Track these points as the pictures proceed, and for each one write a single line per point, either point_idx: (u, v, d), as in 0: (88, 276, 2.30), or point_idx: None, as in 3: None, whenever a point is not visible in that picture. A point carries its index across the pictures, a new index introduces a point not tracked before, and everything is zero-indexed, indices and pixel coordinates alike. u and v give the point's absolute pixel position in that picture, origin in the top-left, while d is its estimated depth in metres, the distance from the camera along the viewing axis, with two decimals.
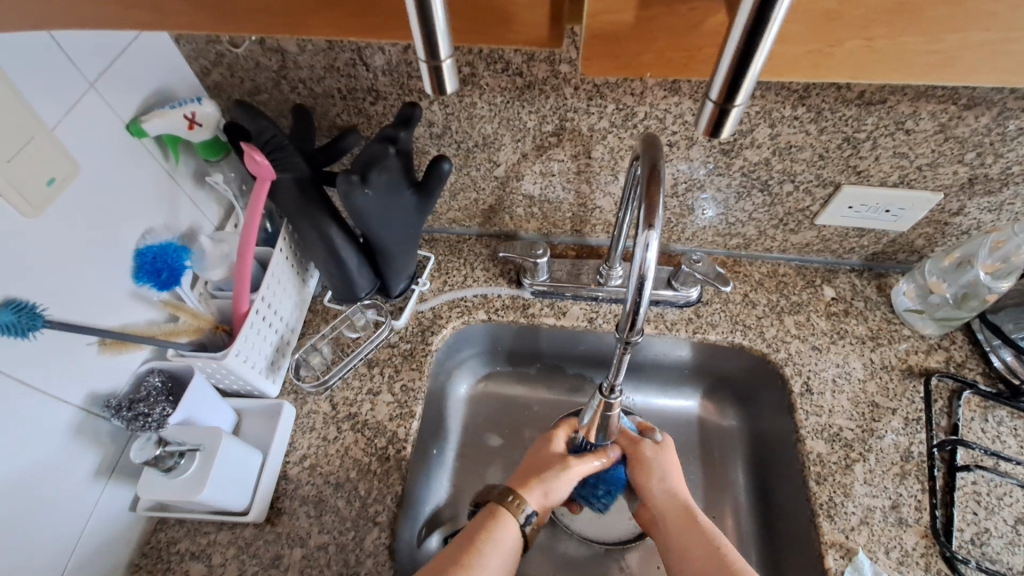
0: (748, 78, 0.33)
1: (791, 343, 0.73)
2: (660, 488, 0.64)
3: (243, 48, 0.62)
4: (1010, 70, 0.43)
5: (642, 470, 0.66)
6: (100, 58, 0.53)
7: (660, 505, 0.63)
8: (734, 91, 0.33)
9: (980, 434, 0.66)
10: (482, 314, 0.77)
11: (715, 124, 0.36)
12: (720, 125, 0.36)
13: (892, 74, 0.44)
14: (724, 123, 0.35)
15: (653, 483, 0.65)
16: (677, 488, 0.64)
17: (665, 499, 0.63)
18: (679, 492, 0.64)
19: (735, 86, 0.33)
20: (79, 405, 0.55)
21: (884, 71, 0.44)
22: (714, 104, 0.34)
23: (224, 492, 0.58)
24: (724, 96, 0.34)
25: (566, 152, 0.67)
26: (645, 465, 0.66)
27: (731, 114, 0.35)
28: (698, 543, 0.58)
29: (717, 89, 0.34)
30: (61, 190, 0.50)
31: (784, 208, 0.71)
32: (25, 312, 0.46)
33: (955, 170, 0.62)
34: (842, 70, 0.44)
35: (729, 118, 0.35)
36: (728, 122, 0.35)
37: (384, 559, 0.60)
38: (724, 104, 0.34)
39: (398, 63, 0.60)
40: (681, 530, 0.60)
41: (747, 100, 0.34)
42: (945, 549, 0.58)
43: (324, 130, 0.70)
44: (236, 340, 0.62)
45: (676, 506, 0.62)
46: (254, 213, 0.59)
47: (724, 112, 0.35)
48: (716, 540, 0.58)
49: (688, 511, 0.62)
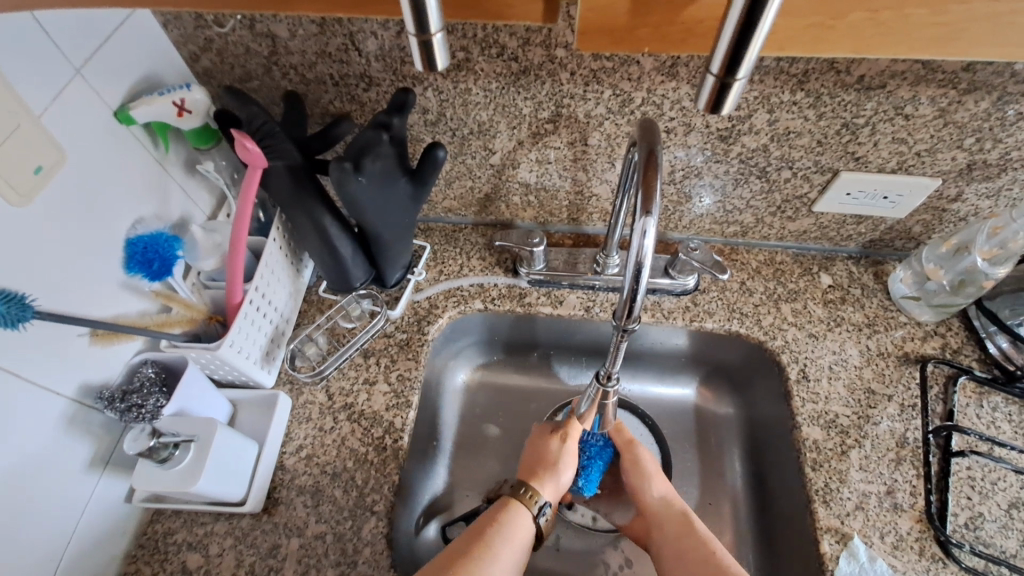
0: (750, 50, 0.32)
1: (788, 330, 0.73)
2: (656, 496, 0.64)
3: (232, 32, 0.60)
4: (1005, 45, 0.43)
5: (636, 478, 0.66)
6: (86, 44, 0.52)
7: (653, 508, 0.63)
8: (736, 63, 0.33)
9: (975, 420, 0.66)
10: (478, 303, 0.77)
11: (715, 99, 0.36)
12: (721, 100, 0.35)
13: (896, 48, 0.43)
14: (725, 99, 0.35)
15: (649, 486, 0.65)
16: (671, 495, 0.64)
17: (661, 505, 0.63)
18: (672, 497, 0.64)
19: (737, 57, 0.32)
20: (72, 397, 0.54)
21: (887, 46, 0.43)
22: (715, 78, 0.34)
23: (221, 483, 0.58)
24: (725, 70, 0.33)
25: (563, 138, 0.67)
26: (640, 471, 0.66)
27: (733, 88, 0.35)
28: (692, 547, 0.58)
29: (717, 63, 0.33)
30: (49, 178, 0.49)
31: (782, 195, 0.71)
32: (15, 302, 0.45)
33: (954, 155, 0.62)
34: (847, 44, 0.43)
35: (730, 91, 0.35)
36: (729, 96, 0.35)
37: (381, 548, 0.60)
38: (725, 78, 0.34)
39: (391, 48, 0.59)
40: (677, 534, 0.60)
41: (749, 73, 0.34)
42: (939, 534, 0.59)
43: (316, 118, 0.69)
44: (230, 330, 0.61)
45: (669, 509, 0.63)
46: (247, 202, 0.58)
47: (725, 86, 0.34)
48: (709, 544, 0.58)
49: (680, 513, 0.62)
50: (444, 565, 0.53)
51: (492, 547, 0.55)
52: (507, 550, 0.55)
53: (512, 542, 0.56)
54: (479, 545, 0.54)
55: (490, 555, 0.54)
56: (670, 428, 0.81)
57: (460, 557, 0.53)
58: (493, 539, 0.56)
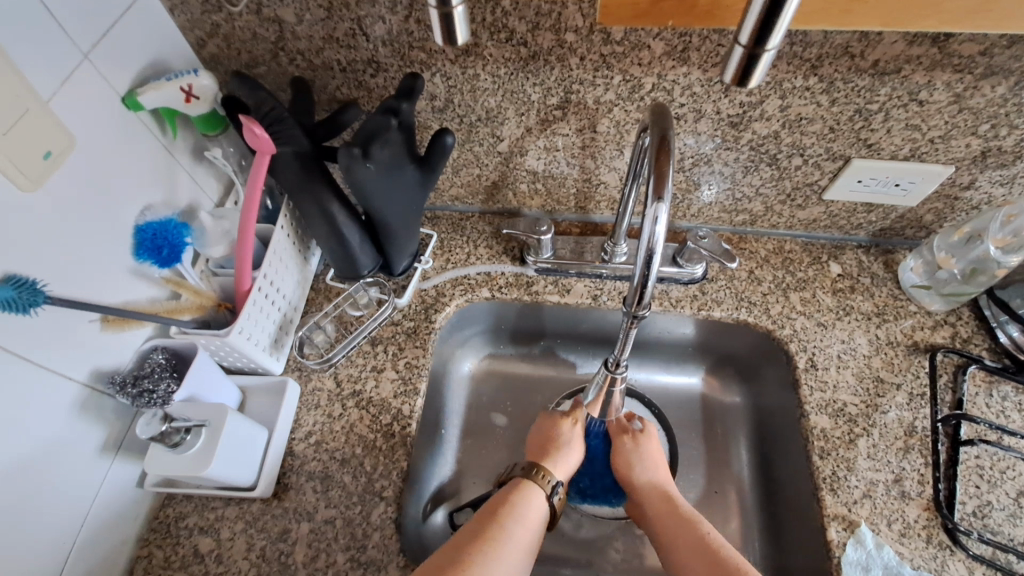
0: (779, 23, 0.33)
1: (797, 319, 0.73)
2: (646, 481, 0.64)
3: (239, 16, 0.60)
4: (1017, 16, 0.46)
5: (629, 463, 0.66)
6: (93, 28, 0.52)
7: (649, 503, 0.62)
8: (766, 34, 0.34)
9: (985, 409, 0.66)
10: (485, 292, 0.77)
11: (743, 71, 0.36)
12: (749, 71, 0.36)
13: (925, 20, 0.47)
14: (753, 71, 0.36)
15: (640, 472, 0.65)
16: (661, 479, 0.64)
17: (650, 488, 0.63)
18: (666, 486, 0.63)
19: (767, 28, 0.33)
20: (83, 381, 0.55)
21: (916, 17, 0.47)
22: (744, 49, 0.35)
23: (233, 467, 0.58)
24: (754, 41, 0.34)
25: (571, 125, 0.66)
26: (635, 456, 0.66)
27: (762, 58, 0.35)
28: (692, 543, 0.56)
29: (746, 33, 0.34)
30: (57, 165, 0.49)
31: (792, 182, 0.70)
32: (25, 288, 0.46)
33: (969, 142, 0.61)
34: (873, 17, 0.47)
35: (758, 62, 0.35)
36: (757, 68, 0.36)
37: (390, 533, 0.60)
38: (754, 49, 0.35)
39: (399, 33, 0.59)
40: (676, 529, 0.58)
41: (779, 43, 0.34)
42: (947, 522, 0.59)
43: (323, 104, 0.69)
44: (238, 318, 0.61)
45: (664, 499, 0.62)
46: (254, 191, 0.58)
47: (754, 56, 0.35)
48: (710, 537, 0.56)
49: (676, 502, 0.61)
50: (455, 550, 0.52)
51: (504, 527, 0.55)
52: (521, 532, 0.55)
53: (523, 524, 0.56)
54: (492, 525, 0.54)
55: (504, 536, 0.54)
56: (676, 416, 0.81)
57: (475, 537, 0.53)
58: (505, 520, 0.55)
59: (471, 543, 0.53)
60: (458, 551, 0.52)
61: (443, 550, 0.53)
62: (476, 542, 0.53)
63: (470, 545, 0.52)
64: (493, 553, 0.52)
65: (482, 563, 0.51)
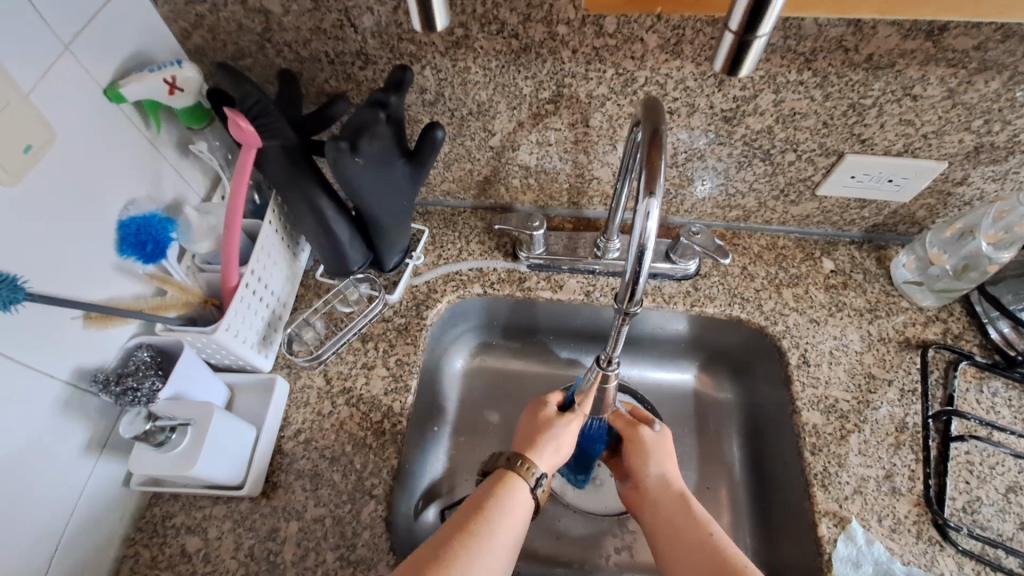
0: (771, 9, 0.32)
1: (789, 315, 0.73)
2: (655, 473, 0.62)
3: (224, 6, 0.59)
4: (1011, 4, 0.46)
5: (636, 454, 0.64)
6: (74, 18, 0.50)
7: (654, 497, 0.61)
8: (756, 21, 0.33)
9: (975, 406, 0.66)
10: (477, 288, 0.76)
11: (734, 55, 0.36)
12: (739, 58, 0.36)
13: (921, 9, 0.47)
14: (743, 57, 0.36)
15: (650, 465, 0.63)
16: (672, 475, 0.62)
17: (659, 483, 0.61)
18: (674, 480, 0.62)
19: (757, 13, 0.32)
20: (66, 380, 0.54)
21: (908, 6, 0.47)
22: (734, 34, 0.34)
23: (218, 467, 0.57)
24: (745, 27, 0.34)
25: (564, 120, 0.65)
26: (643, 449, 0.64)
27: (754, 44, 0.35)
28: (699, 546, 0.54)
29: (736, 20, 0.34)
30: (38, 158, 0.48)
31: (786, 177, 0.70)
32: (6, 284, 0.45)
33: (962, 137, 0.61)
34: (865, 4, 0.47)
35: (750, 47, 0.35)
36: (749, 53, 0.35)
37: (381, 532, 0.60)
38: (744, 35, 0.34)
39: (388, 24, 0.58)
40: (684, 527, 0.57)
41: (771, 29, 0.34)
42: (937, 517, 0.59)
43: (311, 97, 0.68)
44: (226, 314, 0.60)
45: (671, 496, 0.60)
46: (241, 183, 0.57)
47: (744, 43, 0.35)
48: (717, 541, 0.55)
49: (682, 499, 0.60)
50: (439, 545, 0.51)
51: (488, 520, 0.54)
52: (497, 554, 0.52)
53: (503, 549, 0.53)
54: (475, 521, 0.53)
55: (487, 532, 0.53)
56: (669, 413, 0.81)
57: (458, 530, 0.52)
58: (491, 512, 0.55)
59: (453, 538, 0.52)
60: (438, 547, 0.51)
61: (426, 544, 0.52)
62: (457, 537, 0.52)
63: (454, 539, 0.52)
64: (478, 546, 0.51)
65: (467, 557, 0.50)
